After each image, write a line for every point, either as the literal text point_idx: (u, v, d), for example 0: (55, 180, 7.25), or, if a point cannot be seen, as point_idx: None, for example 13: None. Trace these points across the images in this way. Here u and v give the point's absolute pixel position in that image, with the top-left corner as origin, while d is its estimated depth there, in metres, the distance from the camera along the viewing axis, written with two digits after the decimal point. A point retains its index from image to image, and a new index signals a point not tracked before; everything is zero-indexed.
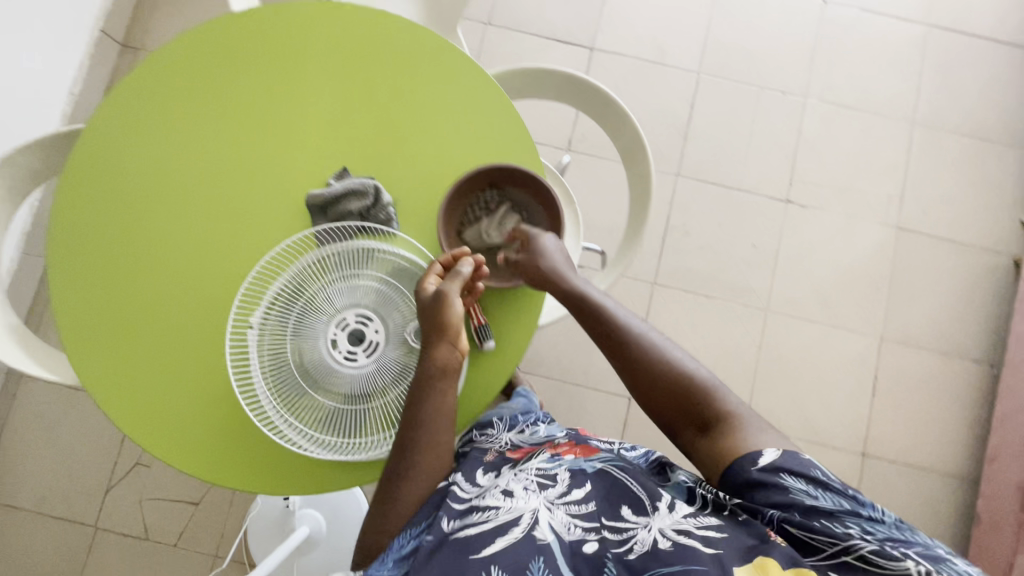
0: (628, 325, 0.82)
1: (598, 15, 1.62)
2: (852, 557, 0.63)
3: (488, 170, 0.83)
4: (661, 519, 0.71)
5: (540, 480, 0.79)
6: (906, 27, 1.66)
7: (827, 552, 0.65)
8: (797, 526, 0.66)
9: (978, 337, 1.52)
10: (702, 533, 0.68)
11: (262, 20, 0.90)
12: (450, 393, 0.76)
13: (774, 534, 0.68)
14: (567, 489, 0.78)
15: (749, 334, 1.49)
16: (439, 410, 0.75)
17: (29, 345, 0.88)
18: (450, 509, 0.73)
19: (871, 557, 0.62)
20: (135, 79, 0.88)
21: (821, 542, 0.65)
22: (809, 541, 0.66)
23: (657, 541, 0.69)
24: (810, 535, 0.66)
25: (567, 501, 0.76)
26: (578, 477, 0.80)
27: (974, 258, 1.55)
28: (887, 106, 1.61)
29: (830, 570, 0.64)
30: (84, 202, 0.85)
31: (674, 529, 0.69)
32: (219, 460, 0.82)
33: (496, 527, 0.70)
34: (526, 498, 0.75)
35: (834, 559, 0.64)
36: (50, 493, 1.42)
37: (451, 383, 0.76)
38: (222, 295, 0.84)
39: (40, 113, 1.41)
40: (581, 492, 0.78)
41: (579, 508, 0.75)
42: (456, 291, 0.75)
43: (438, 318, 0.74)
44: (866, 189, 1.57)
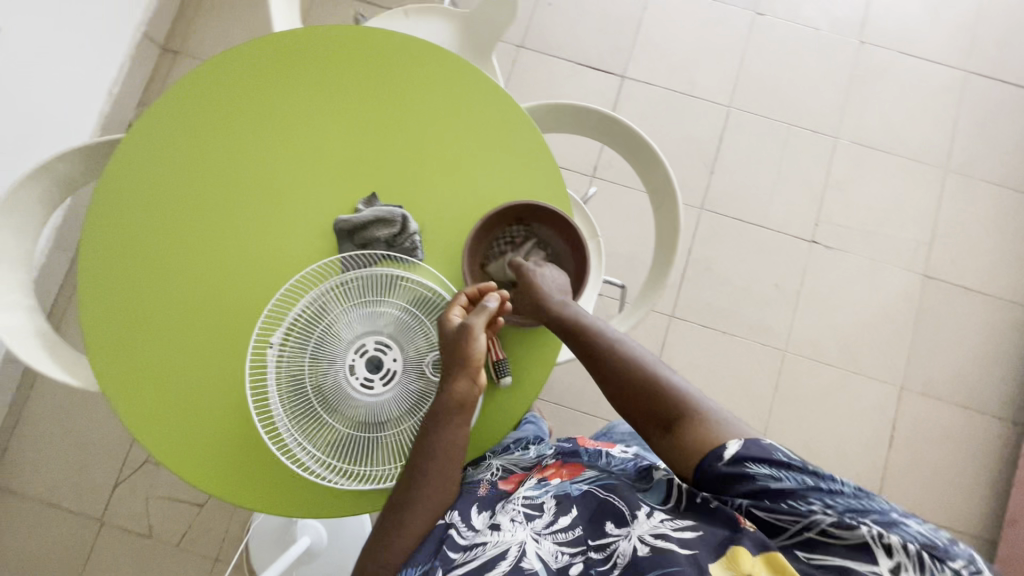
0: (607, 334, 0.82)
1: (631, 44, 1.63)
2: (814, 533, 0.59)
3: (515, 206, 0.83)
4: (639, 525, 0.67)
5: (526, 511, 0.75)
6: (943, 71, 1.64)
7: (790, 530, 0.61)
8: (763, 510, 0.62)
9: (1003, 393, 1.47)
10: (679, 535, 0.64)
11: (300, 40, 0.91)
12: (463, 429, 0.78)
13: (744, 520, 0.64)
14: (553, 518, 0.73)
15: (765, 373, 1.47)
16: (452, 444, 0.77)
17: (53, 347, 0.89)
18: (447, 559, 0.69)
19: (831, 531, 0.58)
20: (177, 94, 0.90)
21: (784, 522, 0.61)
22: (774, 523, 0.62)
23: (636, 549, 0.65)
24: (773, 516, 0.62)
25: (554, 530, 0.71)
26: (563, 502, 0.75)
27: (1003, 311, 1.51)
28: (920, 151, 1.59)
29: (795, 548, 0.60)
30: (117, 213, 0.87)
31: (651, 534, 0.65)
32: (231, 477, 0.82)
33: (482, 567, 0.66)
34: (512, 531, 0.71)
35: (798, 537, 0.60)
36: (58, 484, 1.43)
37: (465, 418, 0.77)
38: (246, 312, 0.85)
39: (79, 111, 1.44)
40: (567, 518, 0.73)
41: (566, 535, 0.70)
42: (480, 323, 0.75)
43: (461, 351, 0.74)
44: (894, 233, 1.54)
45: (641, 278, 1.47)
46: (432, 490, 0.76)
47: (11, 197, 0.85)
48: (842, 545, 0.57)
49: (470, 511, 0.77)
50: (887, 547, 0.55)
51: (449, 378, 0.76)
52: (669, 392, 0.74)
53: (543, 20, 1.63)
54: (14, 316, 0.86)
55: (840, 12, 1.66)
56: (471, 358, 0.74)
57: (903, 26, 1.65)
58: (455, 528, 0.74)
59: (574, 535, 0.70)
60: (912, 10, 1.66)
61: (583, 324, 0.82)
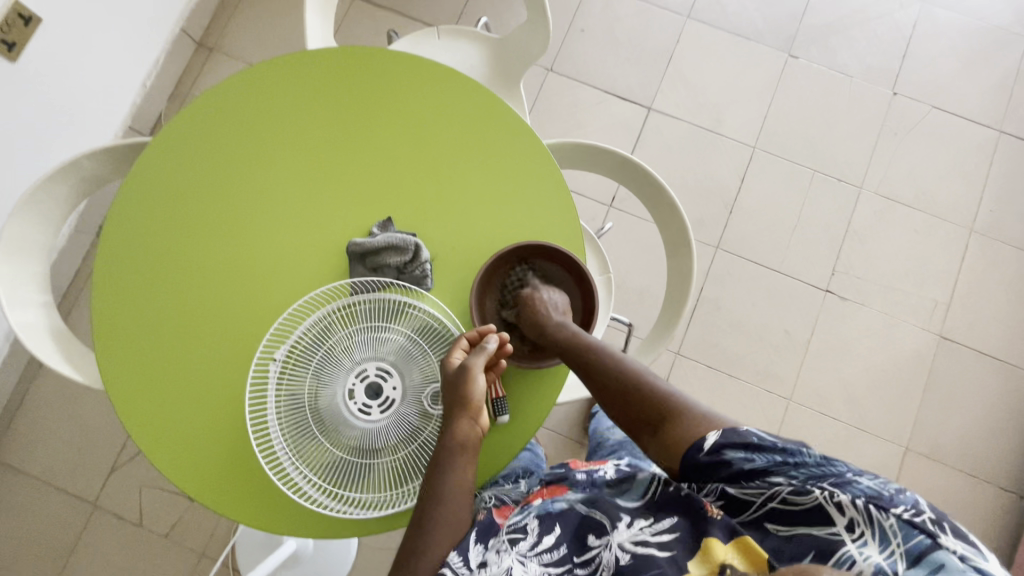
0: (615, 355, 0.81)
1: (660, 77, 1.62)
2: (777, 502, 0.65)
3: (518, 247, 0.84)
4: (619, 533, 0.71)
5: (510, 536, 0.74)
6: (977, 130, 1.61)
7: (756, 502, 0.66)
8: (734, 491, 0.67)
9: (1011, 464, 1.44)
10: (658, 539, 0.68)
11: (329, 60, 0.93)
12: (470, 470, 0.76)
13: (713, 507, 0.68)
14: (537, 539, 0.73)
15: (768, 420, 1.44)
16: (461, 486, 0.74)
17: (63, 340, 0.91)
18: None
19: (791, 498, 0.63)
20: (206, 102, 0.91)
21: (750, 495, 0.66)
22: (741, 499, 0.67)
23: (618, 558, 0.69)
24: (743, 491, 0.67)
25: (539, 551, 0.71)
26: (545, 521, 0.75)
27: (1017, 380, 1.48)
28: (946, 209, 1.56)
29: (764, 521, 0.66)
30: (136, 217, 0.88)
31: (631, 541, 0.69)
32: (223, 489, 0.83)
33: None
34: (498, 562, 0.69)
35: (764, 508, 0.66)
36: (55, 464, 1.44)
37: (470, 460, 0.76)
38: (254, 325, 0.86)
39: (111, 100, 1.47)
40: (551, 538, 0.73)
41: (552, 555, 0.71)
42: (480, 362, 0.76)
43: (460, 391, 0.75)
44: (912, 290, 1.52)
45: (650, 313, 1.45)
46: (442, 536, 0.71)
47: (36, 192, 0.87)
48: (801, 509, 0.63)
49: (466, 541, 0.72)
50: (839, 506, 0.60)
51: (452, 417, 0.76)
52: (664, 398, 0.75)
53: (575, 46, 1.63)
54: (28, 312, 0.89)
55: (876, 61, 1.64)
56: (470, 397, 0.75)
57: (939, 81, 1.63)
58: (449, 567, 0.69)
59: (558, 554, 0.71)
60: (950, 66, 1.64)
61: (584, 344, 0.81)
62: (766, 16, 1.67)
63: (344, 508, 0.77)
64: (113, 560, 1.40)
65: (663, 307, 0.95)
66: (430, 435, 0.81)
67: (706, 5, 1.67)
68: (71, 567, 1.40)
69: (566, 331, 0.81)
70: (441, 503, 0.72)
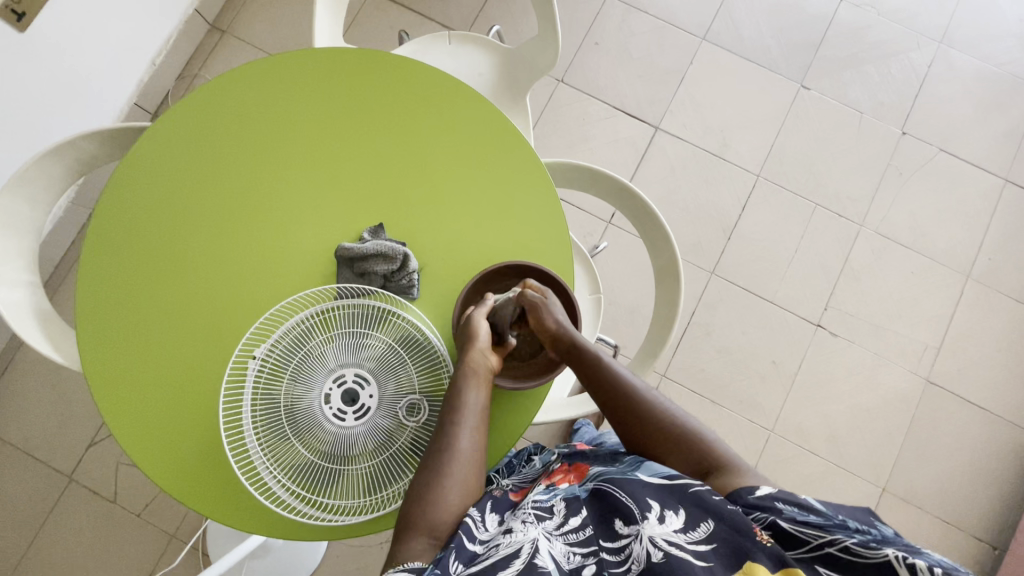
0: (632, 384, 0.82)
1: (671, 97, 1.62)
2: (837, 549, 0.59)
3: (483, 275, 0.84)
4: (650, 525, 0.63)
5: (536, 512, 0.71)
6: (983, 176, 1.60)
7: (811, 545, 0.60)
8: (787, 529, 0.61)
9: (987, 515, 1.43)
10: (693, 546, 0.61)
11: (334, 59, 0.93)
12: (477, 390, 0.77)
13: (763, 533, 0.62)
14: (563, 519, 0.70)
15: (749, 449, 1.44)
16: (471, 402, 0.76)
17: (46, 317, 0.92)
18: (463, 548, 0.65)
19: (855, 549, 0.57)
20: (202, 95, 0.91)
21: (806, 536, 0.60)
22: (795, 536, 0.61)
23: (650, 554, 0.61)
24: (799, 527, 0.61)
25: (564, 531, 0.68)
26: (572, 505, 0.73)
27: (1000, 430, 1.47)
28: (944, 253, 1.55)
29: (815, 563, 0.60)
30: (128, 201, 0.88)
31: (665, 538, 0.62)
32: (193, 481, 0.82)
33: (494, 566, 0.61)
34: (524, 531, 0.66)
35: (818, 551, 0.59)
36: (35, 433, 1.45)
37: (483, 384, 0.78)
38: (236, 319, 0.86)
39: (120, 75, 1.47)
40: (578, 519, 0.70)
41: (577, 536, 0.68)
42: (483, 316, 0.81)
43: (467, 332, 0.80)
44: (904, 331, 1.51)
45: (639, 333, 1.45)
46: (462, 444, 0.74)
47: (30, 169, 0.88)
48: (865, 565, 0.57)
49: (484, 503, 0.73)
50: (910, 568, 0.54)
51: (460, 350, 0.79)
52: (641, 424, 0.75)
53: (587, 59, 1.63)
54: (13, 291, 0.89)
55: (887, 99, 1.64)
56: (473, 330, 0.79)
57: (949, 124, 1.63)
58: (471, 520, 0.69)
59: (584, 535, 0.68)
60: (961, 110, 1.64)
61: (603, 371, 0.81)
62: (781, 44, 1.66)
63: (315, 513, 0.77)
64: (84, 534, 1.41)
65: (649, 334, 0.95)
66: (404, 446, 0.80)
67: (722, 29, 1.66)
68: (41, 537, 1.40)
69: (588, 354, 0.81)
70: (460, 428, 0.74)
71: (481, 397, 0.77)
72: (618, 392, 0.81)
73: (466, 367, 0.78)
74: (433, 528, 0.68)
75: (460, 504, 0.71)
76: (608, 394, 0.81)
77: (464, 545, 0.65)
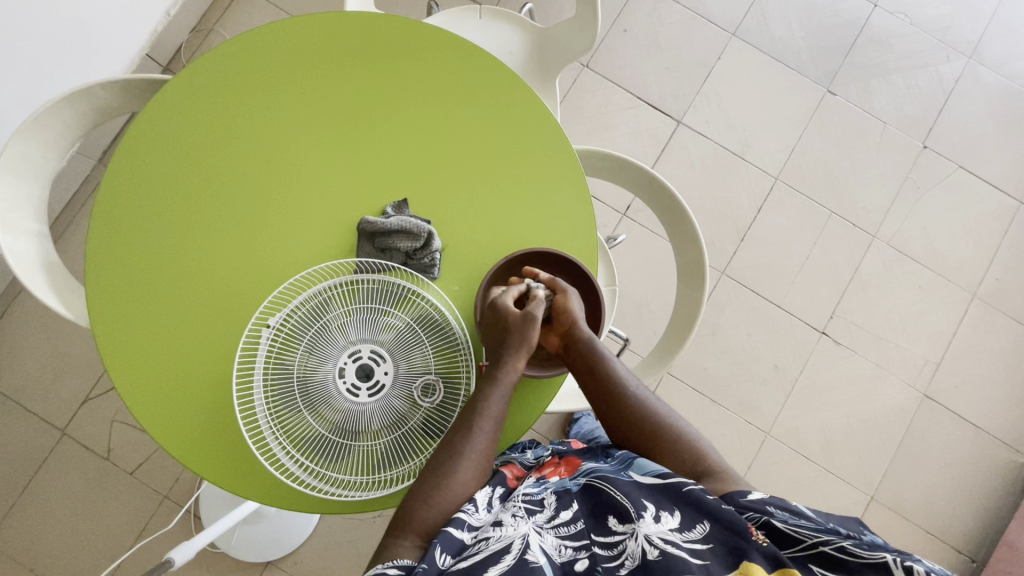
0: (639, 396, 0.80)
1: (696, 92, 1.59)
2: (831, 548, 0.59)
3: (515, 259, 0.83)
4: (646, 524, 0.64)
5: (526, 506, 0.71)
6: (998, 196, 1.61)
7: (805, 544, 0.60)
8: (782, 527, 0.61)
9: (969, 529, 1.47)
10: (689, 545, 0.61)
11: (370, 24, 0.90)
12: (501, 402, 0.77)
13: (758, 533, 0.61)
14: (554, 513, 0.70)
15: (744, 450, 1.45)
16: (490, 400, 0.76)
17: (52, 270, 0.89)
18: (455, 537, 0.65)
19: (852, 549, 0.57)
20: (226, 52, 0.88)
21: (803, 534, 0.60)
22: (790, 534, 0.61)
23: (645, 551, 0.61)
24: (793, 527, 0.61)
25: (555, 524, 0.68)
26: (564, 498, 0.73)
27: (990, 449, 1.50)
28: (953, 270, 1.56)
29: (810, 562, 0.60)
30: (146, 151, 0.85)
31: (661, 537, 0.62)
32: (195, 444, 0.82)
33: (482, 561, 0.62)
34: (514, 525, 0.66)
35: (813, 551, 0.59)
36: (28, 385, 1.42)
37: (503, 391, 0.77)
38: (249, 285, 0.84)
39: (134, 23, 1.41)
40: (569, 513, 0.70)
41: (569, 529, 0.68)
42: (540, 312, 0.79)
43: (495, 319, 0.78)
44: (906, 346, 1.52)
45: (646, 328, 1.45)
46: (474, 444, 0.73)
47: (45, 114, 0.85)
48: (862, 565, 0.56)
49: (476, 494, 0.72)
50: (908, 570, 0.54)
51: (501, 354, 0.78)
52: (658, 420, 0.79)
53: (614, 46, 1.59)
54: (19, 240, 0.86)
55: (912, 110, 1.62)
56: (527, 337, 0.78)
57: (971, 141, 1.62)
58: (465, 510, 0.69)
59: (575, 529, 0.68)
60: (984, 128, 1.63)
61: (614, 378, 0.80)
62: (811, 46, 1.63)
63: (321, 486, 0.76)
64: (75, 489, 1.39)
65: (666, 333, 0.95)
66: (417, 424, 0.78)
67: (753, 25, 1.63)
68: (31, 489, 1.39)
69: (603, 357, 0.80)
70: (475, 423, 0.74)
71: (499, 407, 0.76)
72: (630, 406, 0.80)
73: (501, 377, 0.77)
74: (423, 522, 0.68)
75: (462, 496, 0.71)
76: (619, 411, 0.80)
77: (453, 535, 0.65)
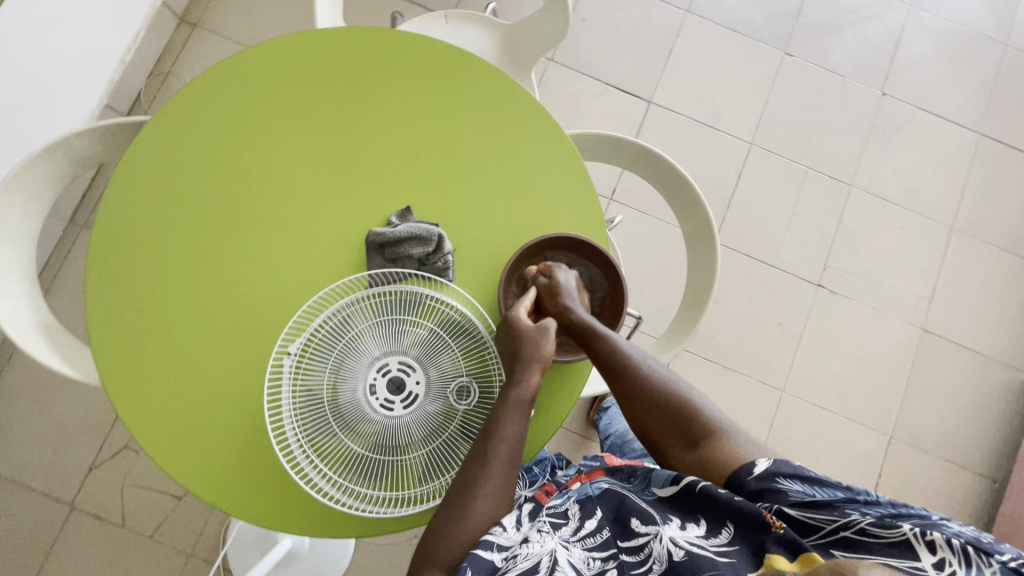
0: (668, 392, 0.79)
1: (660, 71, 1.63)
2: (851, 531, 0.60)
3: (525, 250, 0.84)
4: (670, 528, 0.67)
5: (551, 519, 0.71)
6: (959, 131, 1.68)
7: (825, 529, 0.62)
8: (796, 511, 0.64)
9: (985, 452, 1.51)
10: (715, 547, 0.64)
11: (343, 39, 0.89)
12: (517, 421, 0.74)
13: (775, 520, 0.63)
14: (579, 523, 0.71)
15: (762, 410, 1.47)
16: (507, 423, 0.73)
17: (50, 334, 0.86)
18: (480, 560, 0.64)
19: (870, 529, 0.59)
20: (210, 81, 0.86)
21: (819, 519, 0.62)
22: (807, 521, 0.63)
23: (671, 553, 0.64)
24: (807, 513, 0.63)
25: (582, 535, 0.69)
26: (587, 506, 0.73)
27: (992, 371, 1.55)
28: (929, 207, 1.62)
29: (831, 548, 0.61)
30: (135, 196, 0.83)
31: (685, 539, 0.65)
32: (223, 481, 0.79)
33: None
34: (541, 541, 0.67)
35: (834, 536, 0.61)
36: (27, 466, 1.35)
37: (516, 416, 0.74)
38: (260, 315, 0.82)
39: (89, 75, 1.38)
40: (593, 521, 0.71)
41: (595, 540, 0.69)
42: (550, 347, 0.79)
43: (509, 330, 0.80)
44: (899, 285, 1.57)
45: (650, 306, 1.46)
46: (492, 479, 0.70)
47: (22, 172, 0.82)
48: (883, 542, 0.58)
49: (504, 518, 0.70)
50: (930, 544, 0.55)
51: (511, 372, 0.77)
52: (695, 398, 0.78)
53: (575, 37, 1.62)
54: (11, 307, 0.82)
55: (866, 62, 1.69)
56: (539, 351, 0.78)
57: (925, 83, 1.69)
58: (494, 532, 0.68)
59: (602, 538, 0.69)
60: (934, 69, 1.70)
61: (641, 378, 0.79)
62: (762, 13, 1.69)
63: (366, 506, 0.74)
64: (94, 564, 1.33)
65: (682, 303, 0.96)
66: (455, 432, 0.77)
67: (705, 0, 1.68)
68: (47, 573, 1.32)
69: (624, 359, 0.79)
70: (490, 446, 0.71)
71: (517, 427, 0.74)
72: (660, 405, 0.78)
73: (513, 395, 0.75)
74: (443, 559, 0.66)
75: (484, 520, 0.69)
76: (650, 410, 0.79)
77: (482, 560, 0.65)
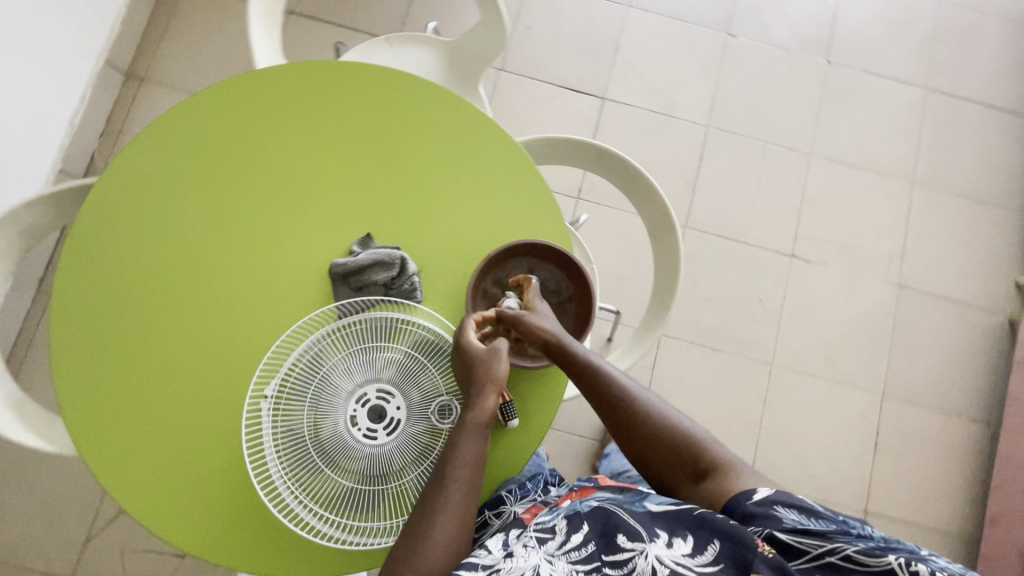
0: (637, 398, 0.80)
1: (610, 66, 1.65)
2: (837, 558, 0.60)
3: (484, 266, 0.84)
4: (657, 546, 0.66)
5: (538, 535, 0.73)
6: (906, 88, 1.71)
7: (813, 554, 0.61)
8: (786, 537, 0.63)
9: (976, 398, 1.53)
10: (700, 568, 0.62)
11: (283, 77, 0.89)
12: (476, 444, 0.72)
13: (764, 544, 0.63)
14: (565, 537, 0.72)
15: (754, 386, 1.49)
16: (464, 446, 0.71)
17: (22, 410, 0.84)
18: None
19: (858, 558, 0.59)
20: (154, 135, 0.86)
21: (808, 544, 0.62)
22: (795, 545, 0.62)
23: (655, 569, 0.64)
24: (796, 538, 0.62)
25: (567, 549, 0.70)
26: (574, 521, 0.75)
27: (972, 317, 1.58)
28: (888, 166, 1.65)
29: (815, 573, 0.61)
30: (93, 258, 0.82)
31: (671, 559, 0.64)
32: (216, 534, 0.78)
33: None
34: (526, 556, 0.68)
35: (820, 561, 0.61)
36: (22, 546, 1.32)
37: (472, 438, 0.72)
38: (234, 361, 0.81)
39: (39, 143, 1.36)
40: (579, 535, 0.72)
41: (579, 553, 0.70)
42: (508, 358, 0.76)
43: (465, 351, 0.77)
44: (870, 246, 1.60)
45: (630, 299, 1.47)
46: (451, 502, 0.69)
47: None
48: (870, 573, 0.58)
49: (491, 540, 0.72)
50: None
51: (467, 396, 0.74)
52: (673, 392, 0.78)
53: (522, 43, 1.63)
54: None
55: (808, 32, 1.72)
56: (493, 373, 0.74)
57: (867, 46, 1.73)
58: (476, 555, 0.68)
59: (586, 552, 0.70)
60: (874, 32, 1.74)
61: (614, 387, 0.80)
62: None
63: (361, 539, 0.73)
64: None
65: (653, 294, 0.96)
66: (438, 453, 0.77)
67: None
68: None
69: (596, 368, 0.80)
70: (449, 472, 0.70)
71: (475, 448, 0.72)
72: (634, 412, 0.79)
73: (468, 419, 0.73)
74: None
75: (443, 547, 0.67)
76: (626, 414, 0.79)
77: None
